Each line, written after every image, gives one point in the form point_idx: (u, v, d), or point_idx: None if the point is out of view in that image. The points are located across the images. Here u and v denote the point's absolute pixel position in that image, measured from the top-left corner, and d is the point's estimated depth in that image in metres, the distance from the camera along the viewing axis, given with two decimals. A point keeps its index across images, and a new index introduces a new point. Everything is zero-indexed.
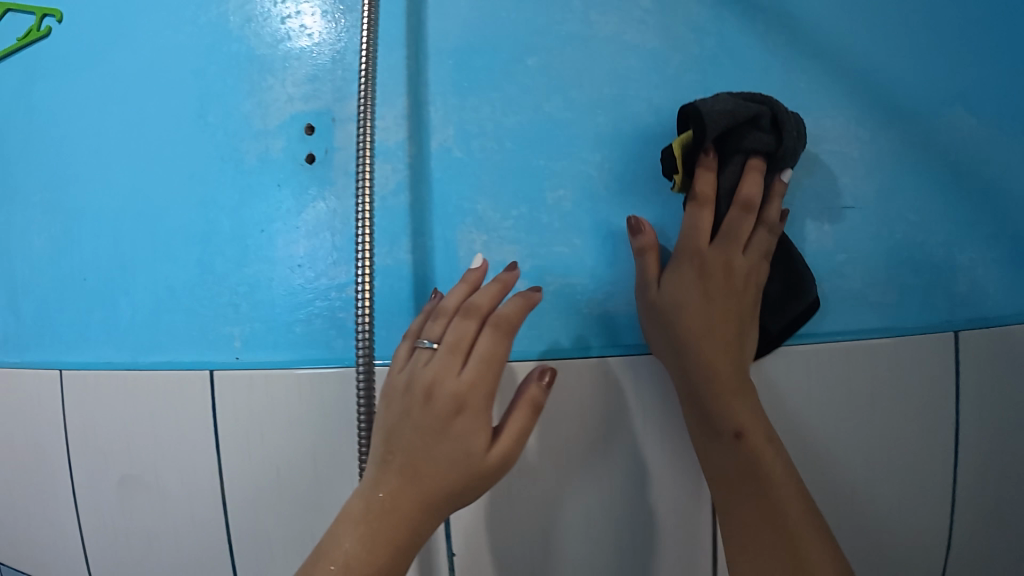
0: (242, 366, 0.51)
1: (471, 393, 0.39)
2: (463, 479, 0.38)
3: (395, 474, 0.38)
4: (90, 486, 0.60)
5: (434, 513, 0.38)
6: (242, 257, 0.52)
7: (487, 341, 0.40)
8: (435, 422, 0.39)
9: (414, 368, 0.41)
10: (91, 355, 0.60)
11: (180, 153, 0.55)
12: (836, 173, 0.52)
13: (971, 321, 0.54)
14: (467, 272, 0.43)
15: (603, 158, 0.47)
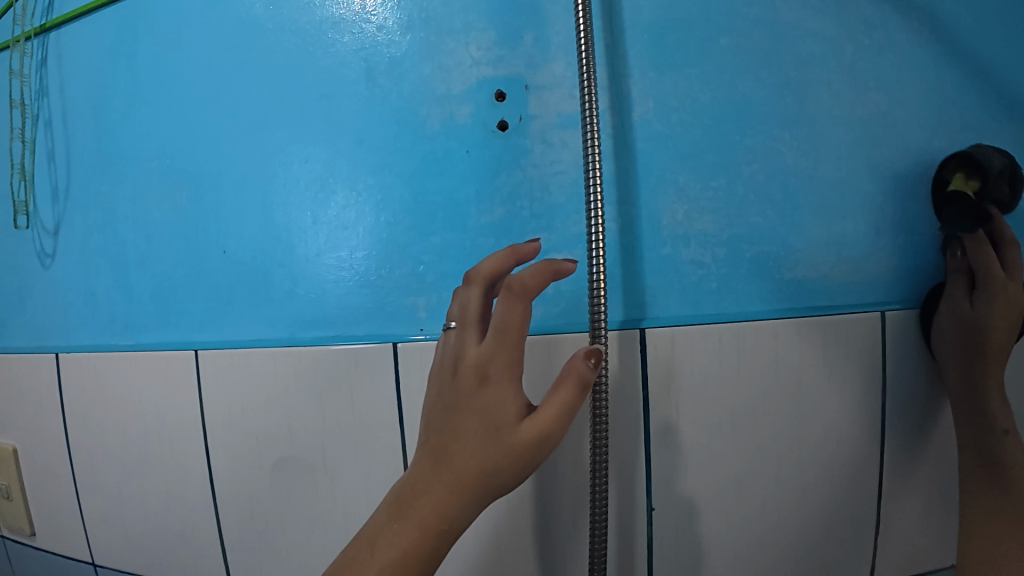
0: (428, 337, 0.51)
1: (488, 364, 0.39)
2: (495, 457, 0.37)
3: (427, 457, 0.39)
4: (233, 471, 0.58)
5: (464, 495, 0.37)
6: (424, 226, 0.51)
7: (500, 308, 0.40)
8: (462, 397, 0.39)
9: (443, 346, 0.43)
10: (234, 333, 0.57)
11: (344, 118, 0.54)
12: (976, 152, 0.57)
13: None
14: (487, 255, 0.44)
15: (791, 135, 0.52)
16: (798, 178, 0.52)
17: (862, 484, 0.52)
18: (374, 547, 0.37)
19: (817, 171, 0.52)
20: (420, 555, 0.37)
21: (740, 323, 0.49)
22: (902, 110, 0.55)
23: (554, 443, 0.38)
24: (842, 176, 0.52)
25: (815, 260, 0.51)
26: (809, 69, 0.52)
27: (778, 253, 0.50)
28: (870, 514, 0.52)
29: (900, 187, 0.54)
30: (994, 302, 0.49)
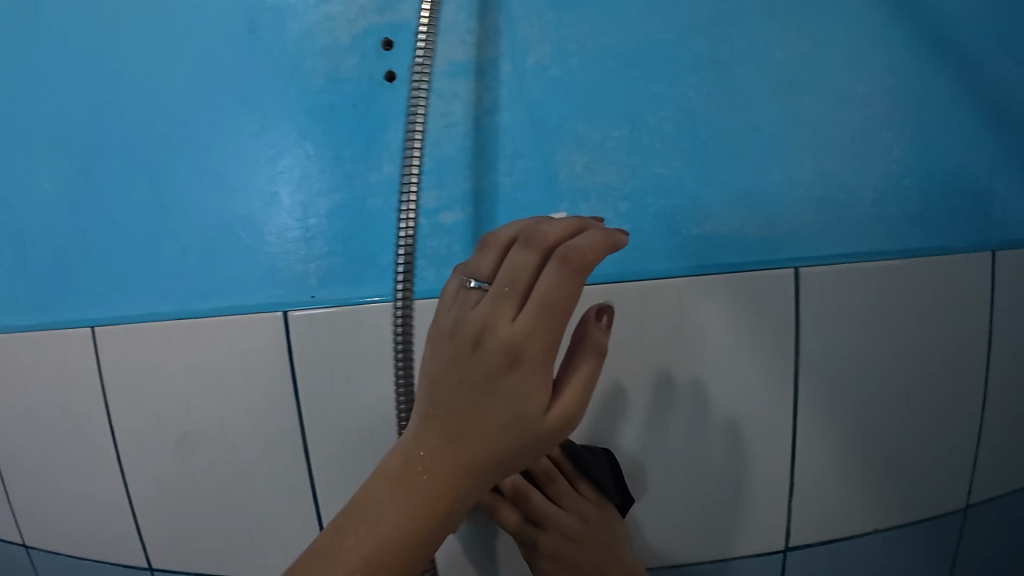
0: (319, 304, 0.49)
1: (523, 344, 0.36)
2: (518, 440, 0.36)
3: (437, 432, 0.37)
4: (137, 449, 0.56)
5: (479, 473, 0.37)
6: (310, 186, 0.48)
7: (553, 284, 0.36)
8: (485, 374, 0.36)
9: (463, 310, 0.38)
10: (130, 308, 0.54)
11: (229, 76, 0.50)
12: (901, 100, 0.53)
13: (1003, 243, 0.57)
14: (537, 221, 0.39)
15: (702, 82, 0.48)
16: (710, 127, 0.48)
17: (771, 448, 0.51)
18: (379, 519, 0.36)
19: (731, 120, 0.49)
20: (426, 533, 0.36)
21: (643, 281, 0.47)
22: (827, 55, 0.51)
23: (576, 424, 0.38)
24: (756, 125, 0.49)
25: (725, 215, 0.48)
26: (723, 11, 0.49)
27: (685, 208, 0.48)
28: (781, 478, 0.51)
29: (821, 138, 0.51)
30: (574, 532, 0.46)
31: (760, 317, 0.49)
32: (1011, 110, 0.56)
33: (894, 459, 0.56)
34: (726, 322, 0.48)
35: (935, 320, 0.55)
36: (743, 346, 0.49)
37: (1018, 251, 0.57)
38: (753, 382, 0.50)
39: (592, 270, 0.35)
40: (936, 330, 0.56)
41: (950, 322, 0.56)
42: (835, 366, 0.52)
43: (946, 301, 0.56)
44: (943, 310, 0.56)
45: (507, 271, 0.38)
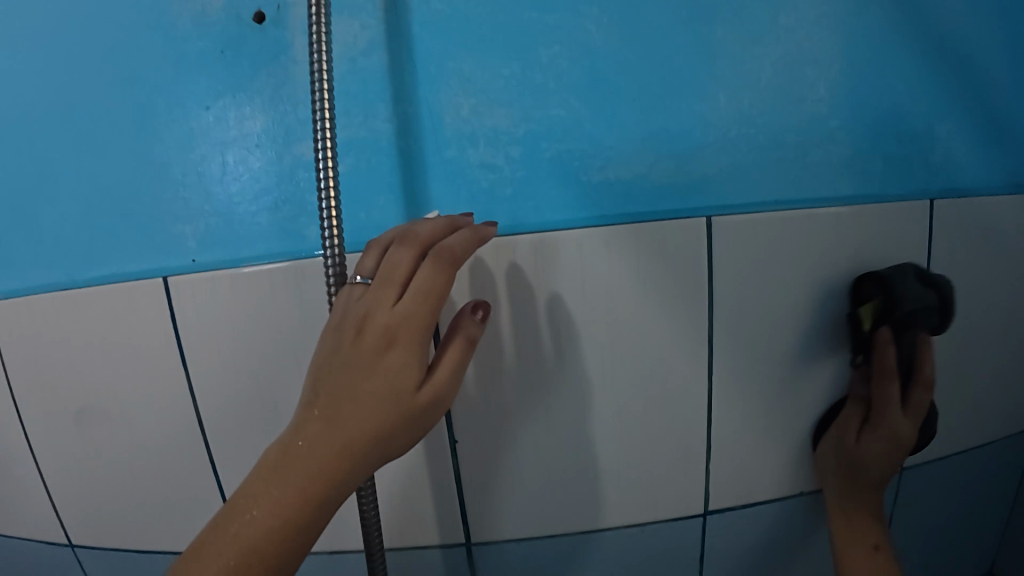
0: (200, 269, 0.47)
1: (400, 330, 0.34)
2: (396, 427, 0.34)
3: (313, 419, 0.34)
4: (31, 425, 0.54)
5: (357, 462, 0.33)
6: (182, 140, 0.45)
7: (428, 270, 0.35)
8: (361, 362, 0.34)
9: (347, 300, 0.36)
10: (10, 279, 0.51)
11: (89, 22, 0.46)
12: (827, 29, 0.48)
13: (944, 192, 0.51)
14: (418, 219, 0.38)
15: (601, 13, 0.44)
16: (609, 63, 0.45)
17: (680, 406, 0.49)
18: (252, 511, 0.33)
19: (634, 55, 0.45)
20: (299, 525, 0.33)
21: (538, 233, 0.44)
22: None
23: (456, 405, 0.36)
24: (660, 60, 0.45)
25: (629, 159, 0.45)
26: None
27: (584, 152, 0.44)
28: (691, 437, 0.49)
29: (735, 74, 0.47)
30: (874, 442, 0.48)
31: (663, 269, 0.46)
32: (959, 40, 0.50)
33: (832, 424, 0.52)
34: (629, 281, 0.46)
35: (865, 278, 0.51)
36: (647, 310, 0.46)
37: (961, 199, 0.51)
38: (659, 337, 0.47)
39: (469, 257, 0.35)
40: None
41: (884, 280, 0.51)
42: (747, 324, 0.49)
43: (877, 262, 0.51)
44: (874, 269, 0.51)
45: (390, 260, 0.36)
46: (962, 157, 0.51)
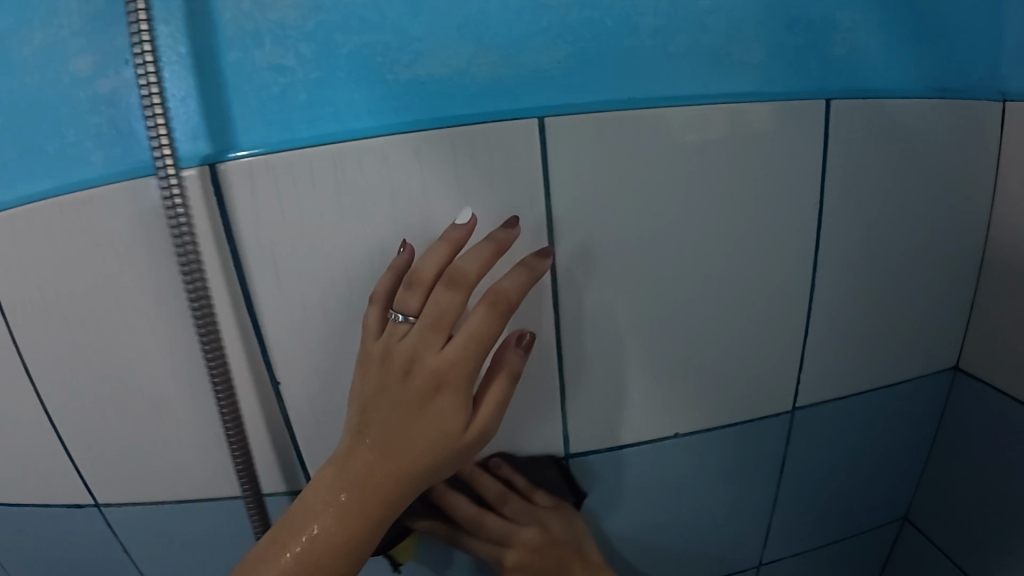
0: None
1: (448, 383, 0.35)
2: (441, 458, 0.35)
3: (368, 452, 0.36)
4: None
5: (407, 491, 0.36)
6: (78, 103, 0.40)
7: (480, 317, 0.35)
8: (412, 399, 0.35)
9: (390, 340, 0.36)
10: None
11: None
12: (845, 141, 0.45)
13: (834, 132, 0.44)
14: (449, 229, 0.36)
15: None
16: (562, 31, 0.36)
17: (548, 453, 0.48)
18: (300, 544, 0.35)
19: (602, 36, 0.37)
20: (355, 548, 0.36)
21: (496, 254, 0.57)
22: (804, 53, 0.42)
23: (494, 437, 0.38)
24: (632, 53, 0.37)
25: None
26: None
27: None
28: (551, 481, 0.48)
29: (729, 134, 0.41)
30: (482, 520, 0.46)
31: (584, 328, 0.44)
32: None
33: (682, 383, 0.48)
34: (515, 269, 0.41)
35: (845, 330, 0.52)
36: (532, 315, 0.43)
37: (869, 125, 0.46)
38: (555, 388, 0.46)
39: (518, 303, 0.35)
40: (732, 293, 0.46)
41: (875, 310, 0.53)
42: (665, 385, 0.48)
43: (867, 314, 0.52)
44: (849, 329, 0.52)
45: (441, 295, 0.35)
46: (871, 60, 0.45)
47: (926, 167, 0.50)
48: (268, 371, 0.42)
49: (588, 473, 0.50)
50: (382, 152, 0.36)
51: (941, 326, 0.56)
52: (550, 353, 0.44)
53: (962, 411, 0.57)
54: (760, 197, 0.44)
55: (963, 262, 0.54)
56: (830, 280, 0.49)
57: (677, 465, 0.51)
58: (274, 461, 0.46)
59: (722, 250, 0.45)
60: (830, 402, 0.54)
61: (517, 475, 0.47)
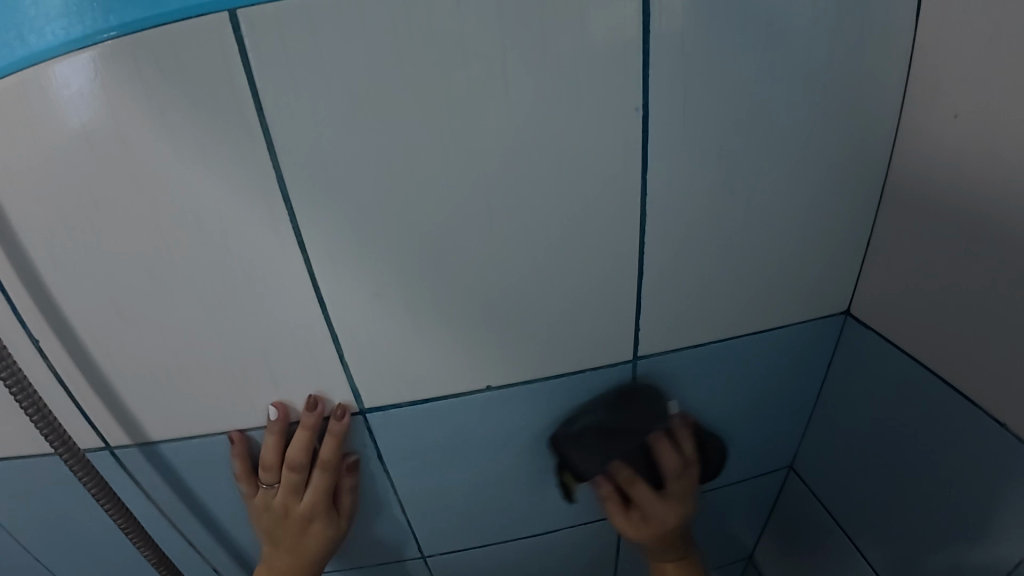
0: None
1: (316, 518, 0.43)
2: (333, 543, 0.45)
3: (283, 550, 0.45)
4: None
5: (320, 561, 0.46)
6: None
7: (318, 473, 0.41)
8: (295, 533, 0.44)
9: (264, 507, 0.43)
10: None
11: None
12: (715, 38, 0.35)
13: (696, 25, 0.34)
14: (271, 425, 0.40)
15: None
16: None
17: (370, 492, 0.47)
18: None
19: None
20: None
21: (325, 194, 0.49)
22: None
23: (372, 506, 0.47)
24: None
25: None
26: None
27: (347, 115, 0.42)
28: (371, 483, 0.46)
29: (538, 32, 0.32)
30: (664, 503, 0.50)
31: (383, 289, 0.36)
32: None
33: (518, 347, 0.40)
34: (243, 208, 0.33)
35: (702, 274, 0.43)
36: (276, 261, 0.35)
37: (752, 12, 0.35)
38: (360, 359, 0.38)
39: (336, 465, 0.41)
40: (571, 235, 0.38)
41: (743, 248, 0.44)
42: (495, 356, 0.40)
43: (733, 258, 0.44)
44: (717, 280, 0.44)
45: (287, 474, 0.41)
46: None
47: (815, 62, 0.38)
48: (26, 330, 0.37)
49: (398, 428, 0.42)
50: (55, 77, 0.30)
51: (842, 266, 0.48)
52: (310, 305, 0.36)
53: (856, 358, 0.51)
54: (569, 107, 0.34)
55: (856, 196, 0.45)
56: (675, 214, 0.40)
57: (506, 422, 0.44)
58: (60, 422, 0.42)
59: (515, 180, 0.35)
60: (691, 349, 0.47)
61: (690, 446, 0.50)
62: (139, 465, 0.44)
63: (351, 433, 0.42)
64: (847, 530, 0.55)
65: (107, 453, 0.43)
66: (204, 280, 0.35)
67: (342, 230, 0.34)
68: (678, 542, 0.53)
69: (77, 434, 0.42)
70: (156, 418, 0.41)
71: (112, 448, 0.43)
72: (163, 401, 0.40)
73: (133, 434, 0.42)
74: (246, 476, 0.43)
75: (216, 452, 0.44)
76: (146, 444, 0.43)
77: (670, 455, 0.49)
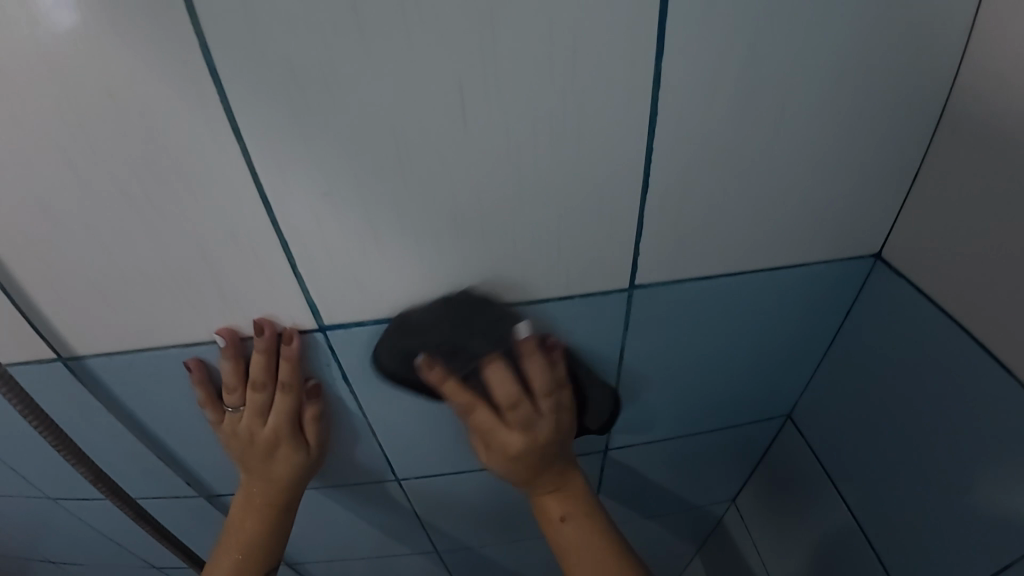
0: None
1: (282, 442, 0.42)
2: (305, 470, 0.45)
3: (255, 477, 0.44)
4: None
5: (292, 490, 0.45)
6: None
7: (281, 396, 0.39)
8: (265, 458, 0.43)
9: (229, 431, 0.41)
10: None
11: None
12: None
13: None
14: (222, 351, 0.37)
15: None
16: None
17: (338, 423, 0.45)
18: (234, 538, 0.46)
19: None
20: (276, 531, 0.47)
21: None
22: None
23: (342, 434, 0.46)
24: None
25: None
26: None
27: None
28: (339, 413, 0.44)
29: None
30: (495, 454, 0.42)
31: (335, 192, 0.30)
32: None
33: (503, 269, 0.36)
34: (160, 79, 0.26)
35: (715, 196, 0.37)
36: (214, 154, 0.29)
37: None
38: (316, 272, 0.33)
39: (297, 387, 0.38)
40: (565, 137, 0.31)
41: (771, 167, 0.36)
42: (476, 276, 0.36)
43: (753, 179, 0.36)
44: (733, 205, 0.37)
45: (251, 396, 0.39)
46: None
47: None
48: None
49: (359, 347, 0.38)
50: None
51: (888, 199, 0.40)
52: (255, 204, 0.31)
53: (875, 306, 0.45)
54: None
55: (923, 109, 0.36)
56: (692, 114, 0.32)
57: None
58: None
59: (497, 55, 0.27)
60: (691, 279, 0.41)
61: (542, 377, 0.38)
62: (94, 378, 0.41)
63: (311, 358, 0.39)
64: (840, 485, 0.53)
65: (65, 365, 0.40)
66: (129, 169, 0.29)
67: (280, 112, 0.28)
68: (542, 475, 0.44)
69: (18, 348, 0.39)
70: (100, 330, 0.38)
71: (65, 360, 0.39)
72: (106, 315, 0.36)
73: (81, 349, 0.39)
74: (209, 403, 0.40)
75: (170, 367, 0.40)
76: (95, 356, 0.39)
77: (537, 367, 0.38)
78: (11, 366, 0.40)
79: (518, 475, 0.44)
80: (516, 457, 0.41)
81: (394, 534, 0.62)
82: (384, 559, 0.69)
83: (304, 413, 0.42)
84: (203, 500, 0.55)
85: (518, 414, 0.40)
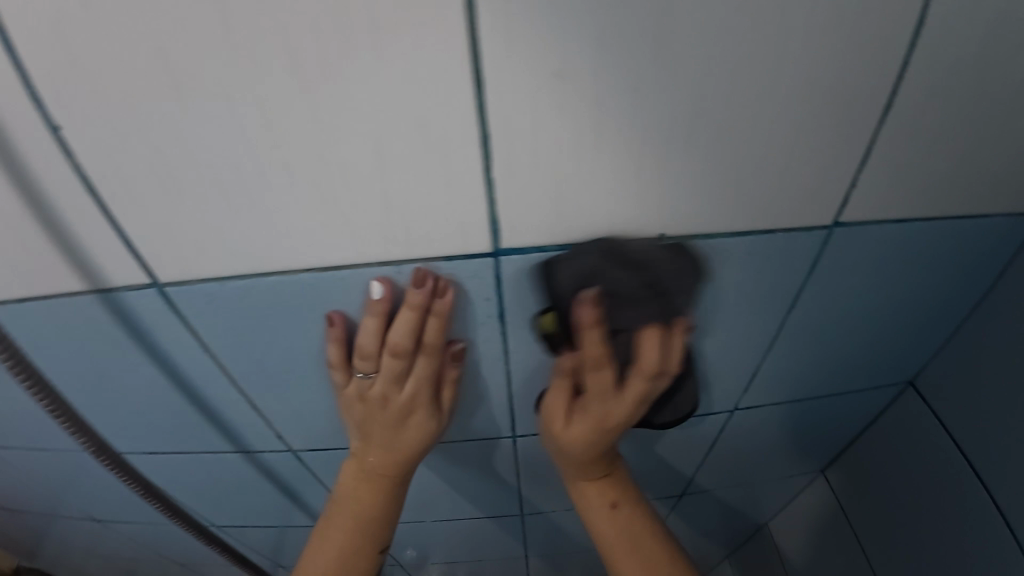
0: None
1: (415, 409, 0.39)
2: (429, 441, 0.42)
3: (376, 448, 0.42)
4: None
5: (411, 462, 0.43)
6: None
7: (423, 361, 0.36)
8: (393, 427, 0.40)
9: (359, 397, 0.38)
10: None
11: None
12: None
13: None
14: (370, 308, 0.33)
15: None
16: None
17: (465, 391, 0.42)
18: (349, 509, 0.44)
19: None
20: (392, 503, 0.45)
21: None
22: None
23: (466, 402, 0.43)
24: None
25: None
26: None
27: None
28: (470, 380, 0.40)
29: None
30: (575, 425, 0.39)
31: (564, 70, 0.24)
32: None
33: (721, 189, 0.30)
34: None
35: (973, 108, 0.30)
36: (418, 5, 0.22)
37: None
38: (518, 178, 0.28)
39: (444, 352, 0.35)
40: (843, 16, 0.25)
41: None
42: (687, 198, 0.30)
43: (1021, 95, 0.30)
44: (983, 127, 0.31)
45: (388, 361, 0.35)
46: None
47: None
48: (40, 110, 0.26)
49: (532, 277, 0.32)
50: None
51: None
52: (456, 84, 0.24)
53: None
54: None
55: None
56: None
57: None
58: (99, 251, 0.33)
59: None
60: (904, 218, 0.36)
61: (662, 358, 0.35)
62: (196, 308, 0.37)
63: (459, 318, 0.35)
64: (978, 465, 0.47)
65: (158, 292, 0.35)
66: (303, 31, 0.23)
67: None
68: (606, 462, 0.44)
69: (121, 265, 0.34)
70: (221, 249, 0.32)
71: (161, 286, 0.35)
72: (233, 227, 0.31)
73: (198, 269, 0.34)
74: (339, 367, 0.37)
75: (299, 298, 0.35)
76: (202, 281, 0.34)
77: (596, 340, 0.33)
78: (103, 289, 0.35)
79: (573, 463, 0.43)
80: (595, 431, 0.39)
81: (486, 495, 0.59)
82: (463, 523, 0.65)
83: (439, 381, 0.38)
84: (290, 453, 0.50)
85: (592, 406, 0.37)
